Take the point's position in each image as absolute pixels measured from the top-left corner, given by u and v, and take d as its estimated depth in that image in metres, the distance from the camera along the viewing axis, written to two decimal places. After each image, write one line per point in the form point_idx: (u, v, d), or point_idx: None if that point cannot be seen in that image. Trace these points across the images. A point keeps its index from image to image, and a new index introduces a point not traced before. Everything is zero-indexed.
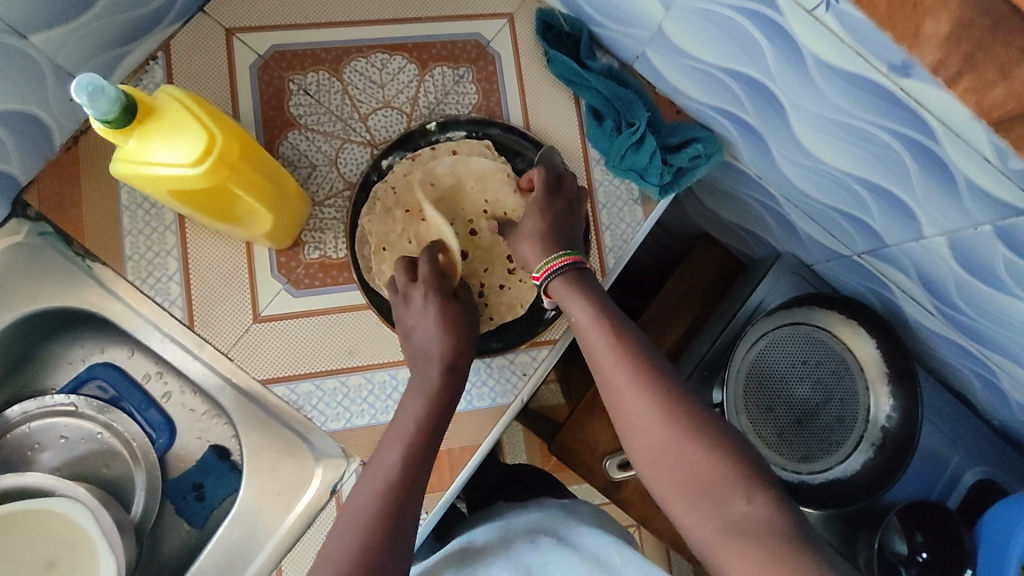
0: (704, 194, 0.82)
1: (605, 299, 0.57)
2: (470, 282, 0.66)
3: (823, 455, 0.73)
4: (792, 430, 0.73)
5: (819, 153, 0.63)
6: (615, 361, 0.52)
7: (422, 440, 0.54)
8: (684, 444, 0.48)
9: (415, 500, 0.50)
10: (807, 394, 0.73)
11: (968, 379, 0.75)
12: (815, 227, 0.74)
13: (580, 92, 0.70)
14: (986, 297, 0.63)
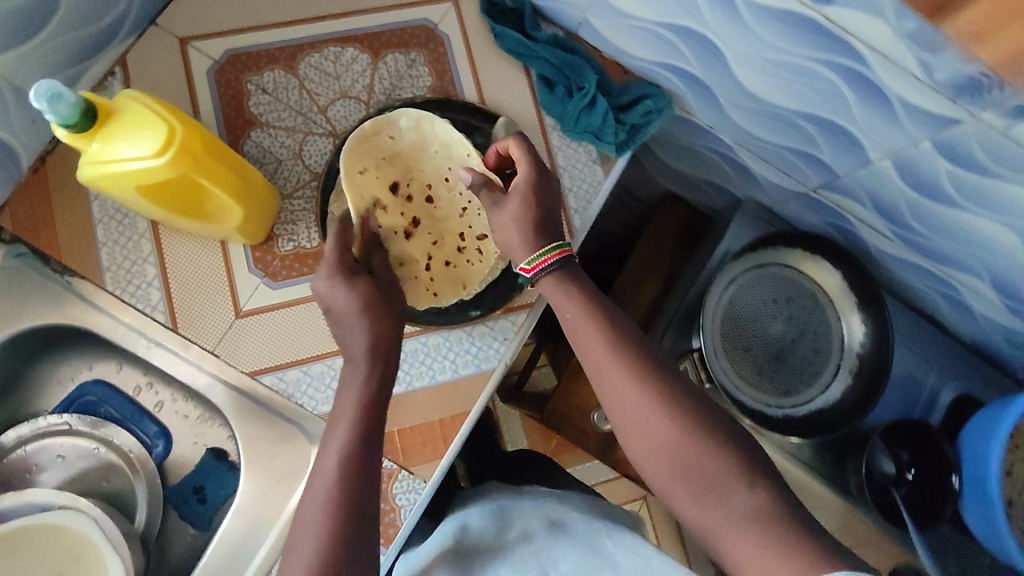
0: (661, 152, 0.85)
1: (595, 294, 0.57)
2: (415, 247, 0.67)
3: (805, 387, 0.75)
4: (769, 366, 0.75)
5: (763, 95, 0.65)
6: (615, 363, 0.53)
7: (369, 416, 0.55)
8: (690, 445, 0.50)
9: (372, 485, 0.52)
10: (781, 331, 0.76)
11: (929, 297, 0.81)
12: (769, 168, 0.77)
13: (529, 63, 0.73)
14: (938, 215, 0.66)
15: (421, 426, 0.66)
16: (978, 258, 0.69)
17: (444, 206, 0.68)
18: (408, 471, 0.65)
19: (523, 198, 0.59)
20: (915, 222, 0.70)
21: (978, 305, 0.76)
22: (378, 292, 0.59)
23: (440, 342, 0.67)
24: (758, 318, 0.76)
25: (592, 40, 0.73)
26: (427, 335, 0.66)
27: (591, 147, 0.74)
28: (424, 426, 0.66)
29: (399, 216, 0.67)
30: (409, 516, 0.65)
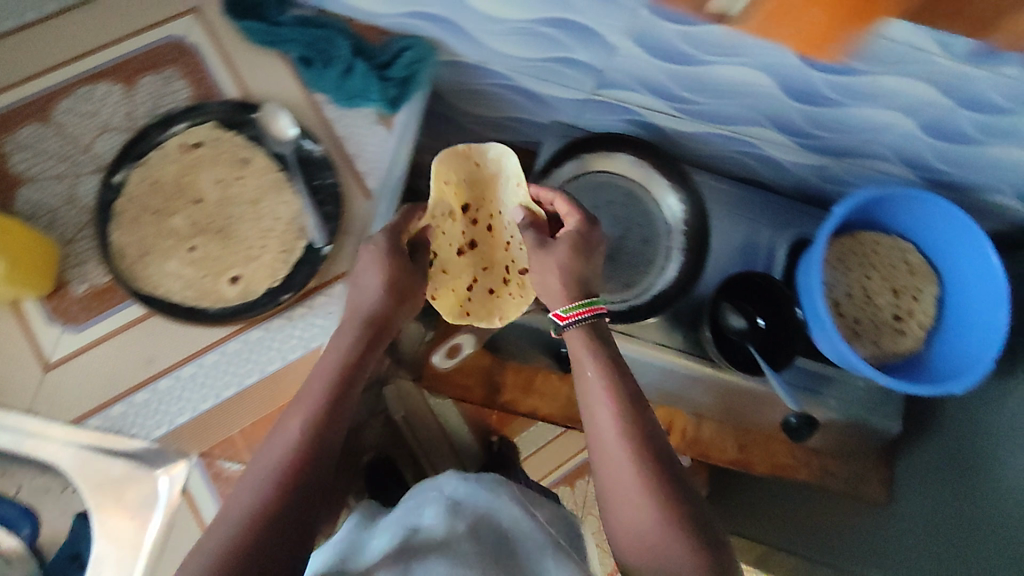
0: (456, 101, 0.86)
1: (613, 357, 0.60)
2: (463, 276, 0.75)
3: (642, 270, 0.82)
4: (606, 265, 0.81)
5: (498, 15, 0.66)
6: (608, 371, 0.58)
7: (336, 393, 0.58)
8: (631, 467, 0.54)
9: (312, 467, 0.54)
10: (609, 232, 0.83)
11: (739, 158, 0.86)
12: (546, 84, 0.78)
13: (282, 48, 0.71)
14: (694, 78, 0.70)
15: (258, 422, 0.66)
16: (747, 107, 0.74)
17: (230, 206, 0.67)
18: None
19: (573, 245, 0.64)
20: (682, 91, 0.73)
21: (777, 152, 0.82)
22: (397, 270, 0.65)
23: (260, 337, 0.66)
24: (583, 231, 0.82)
25: (339, 10, 0.72)
26: (246, 333, 0.65)
27: (367, 112, 0.72)
28: (262, 419, 0.66)
29: (457, 236, 0.75)
30: None
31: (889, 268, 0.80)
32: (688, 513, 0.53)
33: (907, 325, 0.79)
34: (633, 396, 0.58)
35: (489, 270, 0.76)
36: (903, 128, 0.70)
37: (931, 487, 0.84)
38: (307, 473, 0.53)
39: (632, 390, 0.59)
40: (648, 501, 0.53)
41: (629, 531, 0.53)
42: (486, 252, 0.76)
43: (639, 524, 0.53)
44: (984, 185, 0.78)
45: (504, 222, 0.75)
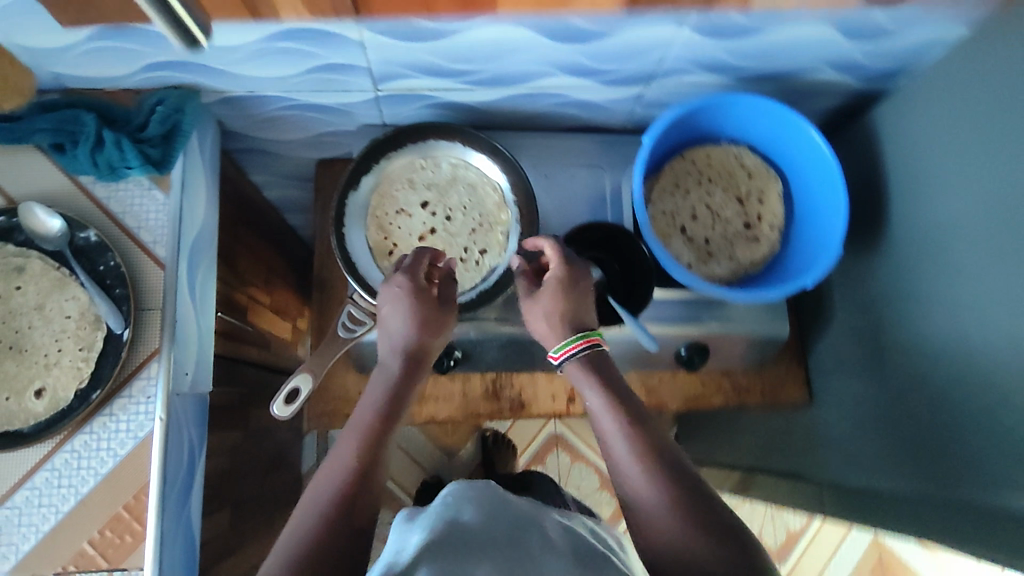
0: (256, 133, 0.82)
1: (617, 386, 0.63)
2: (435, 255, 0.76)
3: (481, 250, 0.76)
4: (443, 254, 0.76)
5: (229, 43, 0.62)
6: (612, 391, 0.62)
7: (372, 439, 0.61)
8: (639, 470, 0.57)
9: (362, 501, 0.56)
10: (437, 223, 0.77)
11: (561, 109, 0.81)
12: (326, 95, 0.73)
13: (28, 142, 0.66)
14: (457, 48, 0.66)
15: (108, 525, 0.62)
16: (529, 60, 0.70)
17: (18, 319, 0.63)
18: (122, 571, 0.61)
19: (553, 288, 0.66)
20: (460, 64, 0.69)
21: (584, 95, 0.78)
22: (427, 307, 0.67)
23: (86, 440, 0.63)
24: (408, 231, 0.76)
25: (78, 86, 0.68)
26: (70, 441, 0.63)
27: (138, 179, 0.68)
28: (112, 521, 0.62)
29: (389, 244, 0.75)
30: None
31: (728, 178, 0.77)
32: (693, 499, 0.55)
33: (759, 231, 0.76)
34: (629, 403, 0.62)
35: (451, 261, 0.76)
36: (684, 37, 0.67)
37: (847, 372, 0.83)
38: (354, 511, 0.55)
39: (644, 418, 0.61)
40: (665, 487, 0.55)
41: (643, 519, 0.55)
42: (447, 239, 0.76)
43: (652, 516, 0.54)
44: (798, 68, 0.75)
45: (465, 214, 0.77)
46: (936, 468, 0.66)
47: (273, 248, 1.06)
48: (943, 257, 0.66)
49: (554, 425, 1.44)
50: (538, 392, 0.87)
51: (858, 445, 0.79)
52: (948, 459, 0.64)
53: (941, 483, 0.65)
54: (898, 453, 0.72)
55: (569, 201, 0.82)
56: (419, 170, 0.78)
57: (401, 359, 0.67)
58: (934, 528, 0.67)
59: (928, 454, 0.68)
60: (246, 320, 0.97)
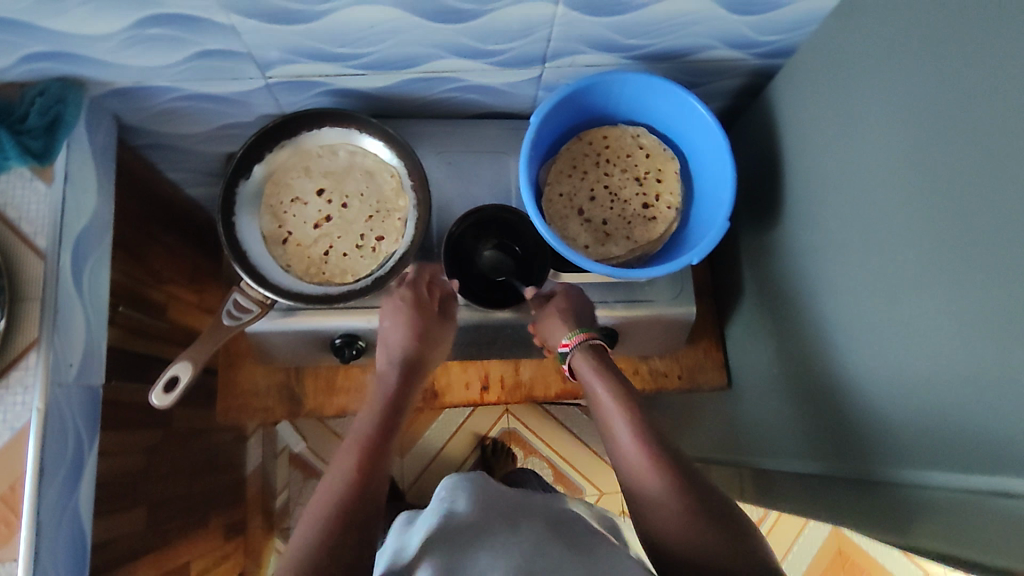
0: (155, 127, 0.81)
1: (621, 383, 0.70)
2: (331, 242, 0.75)
3: (378, 237, 0.76)
4: (338, 242, 0.75)
5: (98, 30, 0.62)
6: (620, 385, 0.70)
7: (386, 431, 0.68)
8: (640, 453, 0.64)
9: (378, 483, 0.62)
10: (333, 210, 0.76)
11: (460, 96, 0.81)
12: (217, 83, 0.74)
13: None
14: (333, 31, 0.66)
15: None
16: (412, 44, 0.70)
17: None
18: None
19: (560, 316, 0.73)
20: (343, 48, 0.69)
21: (482, 79, 0.78)
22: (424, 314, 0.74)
23: None
24: (303, 219, 0.76)
25: None
26: None
27: (20, 170, 0.68)
28: None
29: (283, 233, 0.75)
30: None
31: (627, 158, 0.77)
32: (694, 484, 0.61)
33: (657, 210, 0.75)
34: (623, 391, 0.70)
35: (349, 247, 0.75)
36: (562, 15, 0.66)
37: (758, 353, 0.82)
38: (378, 489, 0.62)
39: (644, 412, 0.68)
40: (671, 473, 0.62)
41: (643, 501, 0.62)
42: (343, 226, 0.76)
43: (655, 495, 0.61)
44: (688, 46, 0.74)
45: (362, 199, 0.77)
46: (833, 446, 0.67)
47: (200, 246, 1.07)
48: (825, 232, 0.66)
49: (507, 420, 1.43)
50: (450, 381, 0.86)
51: (768, 425, 0.80)
52: (843, 435, 0.65)
53: (836, 460, 0.66)
54: (803, 433, 0.72)
55: (471, 187, 0.82)
56: (316, 157, 0.77)
57: (400, 365, 0.74)
58: (827, 504, 0.68)
59: (825, 433, 0.68)
60: (167, 318, 0.97)
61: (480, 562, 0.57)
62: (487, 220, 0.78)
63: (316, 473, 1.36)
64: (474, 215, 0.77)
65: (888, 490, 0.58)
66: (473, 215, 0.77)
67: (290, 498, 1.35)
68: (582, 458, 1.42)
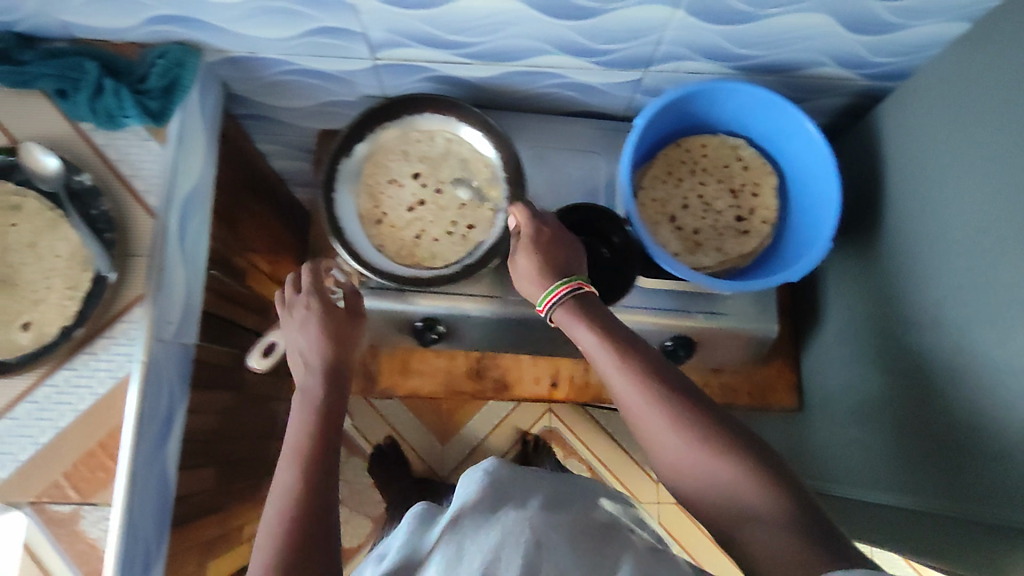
0: (262, 96, 0.84)
1: (607, 324, 0.60)
2: (424, 225, 0.77)
3: (469, 225, 0.76)
4: (430, 227, 0.76)
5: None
6: (604, 333, 0.59)
7: (318, 455, 0.61)
8: (707, 453, 0.53)
9: (324, 517, 0.57)
10: (427, 194, 0.77)
11: (560, 92, 0.81)
12: (326, 60, 0.75)
13: (35, 84, 0.68)
14: (452, 19, 0.66)
15: (82, 460, 0.64)
16: (526, 36, 0.69)
17: (10, 255, 0.65)
18: (93, 505, 0.64)
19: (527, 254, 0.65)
20: (456, 36, 0.70)
21: (582, 77, 0.78)
22: (337, 318, 0.67)
23: (67, 376, 0.65)
24: (397, 202, 0.77)
25: (86, 32, 0.69)
26: (52, 376, 0.65)
27: (136, 128, 0.70)
28: (86, 456, 0.64)
29: (377, 212, 0.77)
30: (108, 544, 0.63)
31: (723, 169, 0.76)
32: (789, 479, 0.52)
33: (751, 224, 0.75)
34: (652, 359, 0.58)
35: (441, 232, 0.77)
36: (678, 20, 0.66)
37: (846, 377, 0.82)
38: (322, 532, 0.56)
39: (663, 368, 0.58)
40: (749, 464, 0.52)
41: (704, 482, 0.53)
42: (437, 211, 0.77)
43: (734, 495, 0.52)
44: (799, 61, 0.73)
45: (457, 185, 0.77)
46: (916, 480, 0.67)
47: (279, 215, 1.09)
48: (933, 266, 0.65)
49: (549, 419, 1.43)
50: (522, 374, 0.88)
51: (847, 452, 0.79)
52: (926, 468, 0.65)
53: (918, 494, 0.66)
54: (883, 464, 0.72)
55: (561, 183, 0.83)
56: (415, 141, 0.78)
57: (319, 376, 0.65)
58: (910, 538, 0.68)
59: (907, 467, 0.68)
60: (245, 285, 0.99)
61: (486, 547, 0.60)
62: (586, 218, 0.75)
63: (359, 450, 1.38)
64: (576, 210, 0.76)
65: (977, 533, 0.57)
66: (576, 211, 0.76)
67: None
68: (622, 464, 1.42)
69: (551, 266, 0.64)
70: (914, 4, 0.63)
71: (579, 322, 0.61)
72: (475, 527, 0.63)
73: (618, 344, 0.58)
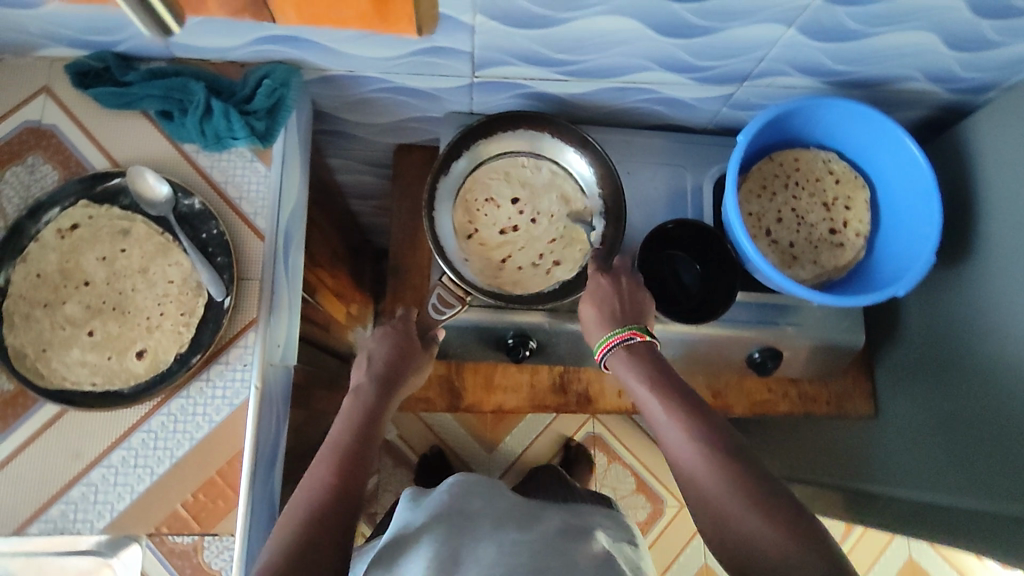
0: (344, 114, 0.82)
1: (662, 373, 0.63)
2: (516, 250, 0.77)
3: (556, 260, 0.77)
4: (519, 253, 0.77)
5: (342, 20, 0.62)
6: (655, 380, 0.62)
7: (355, 455, 0.61)
8: (738, 501, 0.54)
9: (348, 509, 0.57)
10: (520, 221, 0.78)
11: (648, 107, 0.82)
12: (424, 78, 0.74)
13: (141, 106, 0.67)
14: (566, 38, 0.66)
15: (201, 490, 0.63)
16: (631, 54, 0.70)
17: (121, 280, 0.64)
18: (213, 535, 0.63)
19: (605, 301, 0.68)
20: (562, 54, 0.69)
21: (676, 93, 0.78)
22: (404, 336, 0.72)
23: (183, 404, 0.64)
24: (490, 221, 0.78)
25: (187, 53, 0.67)
26: (168, 404, 0.64)
27: (241, 149, 0.69)
28: (205, 485, 0.63)
29: (471, 227, 0.77)
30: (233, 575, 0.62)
31: (815, 182, 0.78)
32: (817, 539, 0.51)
33: (845, 237, 0.76)
34: (699, 412, 0.60)
35: (529, 263, 0.77)
36: (790, 38, 0.67)
37: (922, 387, 0.85)
38: (336, 532, 0.55)
39: (708, 420, 0.59)
40: (781, 517, 0.53)
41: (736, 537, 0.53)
42: (529, 239, 0.78)
43: (760, 547, 0.52)
44: (891, 76, 0.75)
45: (552, 216, 0.78)
46: (995, 483, 0.72)
47: (338, 229, 1.07)
48: None
49: (592, 425, 1.44)
50: (605, 388, 0.88)
51: (920, 458, 0.84)
52: (1003, 473, 0.72)
53: (994, 497, 0.72)
54: (964, 470, 0.77)
55: (649, 197, 0.83)
56: (520, 166, 0.79)
57: (374, 385, 0.68)
58: (977, 537, 0.73)
59: (981, 475, 0.74)
60: (314, 301, 0.98)
61: (487, 556, 0.61)
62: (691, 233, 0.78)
63: (404, 461, 1.37)
64: (686, 226, 0.78)
65: None
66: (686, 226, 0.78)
67: (380, 484, 1.34)
68: (665, 470, 1.43)
69: (610, 312, 0.67)
70: (1017, 23, 0.65)
71: (632, 374, 0.63)
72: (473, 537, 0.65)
73: (670, 399, 0.61)
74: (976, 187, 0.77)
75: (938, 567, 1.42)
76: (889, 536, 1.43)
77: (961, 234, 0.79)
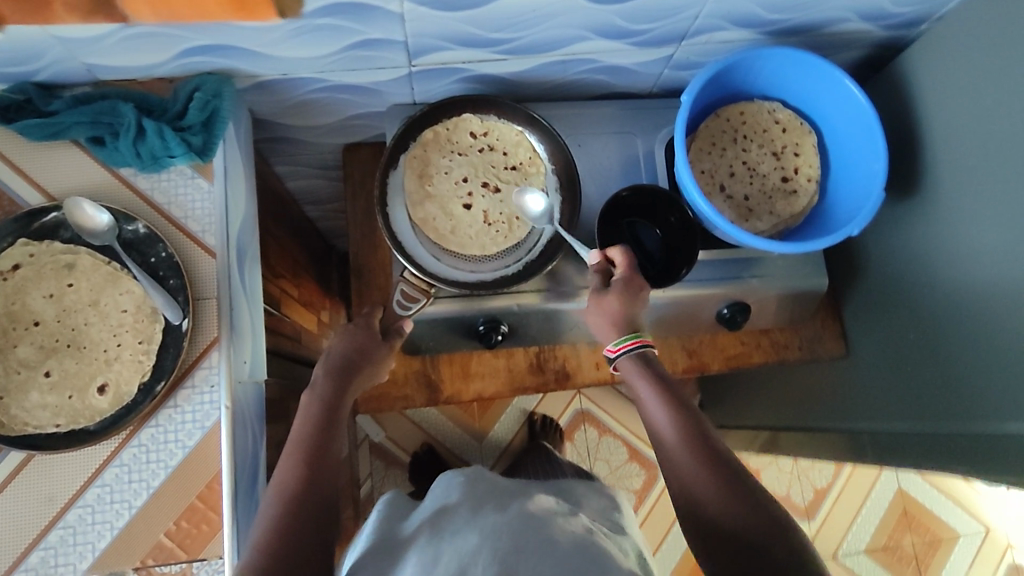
0: (284, 119, 0.80)
1: (659, 370, 0.66)
2: (493, 181, 0.77)
3: (480, 130, 0.77)
4: (496, 171, 0.77)
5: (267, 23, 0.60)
6: (655, 376, 0.65)
7: (318, 457, 0.60)
8: (705, 476, 0.59)
9: (322, 514, 0.57)
10: (464, 189, 0.76)
11: (591, 75, 0.81)
12: (360, 74, 0.72)
13: (70, 136, 0.65)
14: (498, 15, 0.65)
15: (183, 517, 0.62)
16: (566, 26, 0.69)
17: (72, 316, 0.62)
18: (201, 561, 0.62)
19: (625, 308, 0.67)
20: (497, 33, 0.68)
21: (617, 60, 0.78)
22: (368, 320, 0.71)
23: (152, 434, 0.63)
24: (491, 195, 0.76)
25: (112, 76, 0.65)
26: (137, 436, 0.63)
27: (182, 168, 0.68)
28: (186, 511, 0.62)
29: (513, 208, 0.76)
30: None
31: (763, 133, 0.78)
32: (769, 517, 0.57)
33: (797, 183, 0.77)
34: (686, 405, 0.64)
35: (484, 155, 0.77)
36: None
37: (887, 323, 0.87)
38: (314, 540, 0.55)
39: (692, 408, 0.64)
40: (742, 499, 0.58)
41: (698, 507, 0.59)
42: (487, 194, 0.76)
43: (715, 510, 0.58)
44: (826, 19, 0.75)
45: (429, 209, 0.75)
46: (965, 411, 0.74)
47: (295, 237, 1.05)
48: (1002, 218, 0.68)
49: (578, 402, 1.44)
50: (581, 362, 0.88)
51: (889, 392, 0.86)
52: (972, 397, 0.73)
53: (967, 420, 0.73)
54: (932, 401, 0.79)
55: (603, 167, 0.82)
56: (462, 236, 0.75)
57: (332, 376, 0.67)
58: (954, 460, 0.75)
59: (948, 402, 0.76)
60: (281, 313, 0.96)
61: (464, 548, 0.59)
62: (653, 199, 0.79)
63: (394, 460, 1.36)
64: (645, 192, 0.78)
65: None
66: (647, 190, 0.78)
67: (374, 488, 1.33)
68: None
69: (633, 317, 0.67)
70: None
71: (635, 370, 0.66)
72: (452, 529, 0.63)
73: (669, 391, 0.64)
74: (919, 120, 0.78)
75: (924, 493, 1.46)
76: (877, 471, 1.46)
77: (909, 169, 0.80)
